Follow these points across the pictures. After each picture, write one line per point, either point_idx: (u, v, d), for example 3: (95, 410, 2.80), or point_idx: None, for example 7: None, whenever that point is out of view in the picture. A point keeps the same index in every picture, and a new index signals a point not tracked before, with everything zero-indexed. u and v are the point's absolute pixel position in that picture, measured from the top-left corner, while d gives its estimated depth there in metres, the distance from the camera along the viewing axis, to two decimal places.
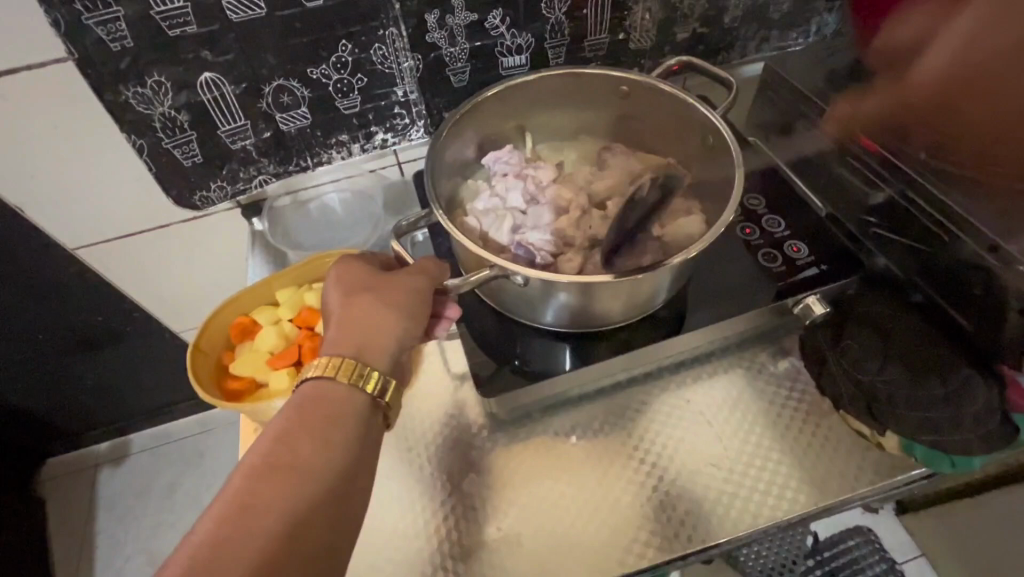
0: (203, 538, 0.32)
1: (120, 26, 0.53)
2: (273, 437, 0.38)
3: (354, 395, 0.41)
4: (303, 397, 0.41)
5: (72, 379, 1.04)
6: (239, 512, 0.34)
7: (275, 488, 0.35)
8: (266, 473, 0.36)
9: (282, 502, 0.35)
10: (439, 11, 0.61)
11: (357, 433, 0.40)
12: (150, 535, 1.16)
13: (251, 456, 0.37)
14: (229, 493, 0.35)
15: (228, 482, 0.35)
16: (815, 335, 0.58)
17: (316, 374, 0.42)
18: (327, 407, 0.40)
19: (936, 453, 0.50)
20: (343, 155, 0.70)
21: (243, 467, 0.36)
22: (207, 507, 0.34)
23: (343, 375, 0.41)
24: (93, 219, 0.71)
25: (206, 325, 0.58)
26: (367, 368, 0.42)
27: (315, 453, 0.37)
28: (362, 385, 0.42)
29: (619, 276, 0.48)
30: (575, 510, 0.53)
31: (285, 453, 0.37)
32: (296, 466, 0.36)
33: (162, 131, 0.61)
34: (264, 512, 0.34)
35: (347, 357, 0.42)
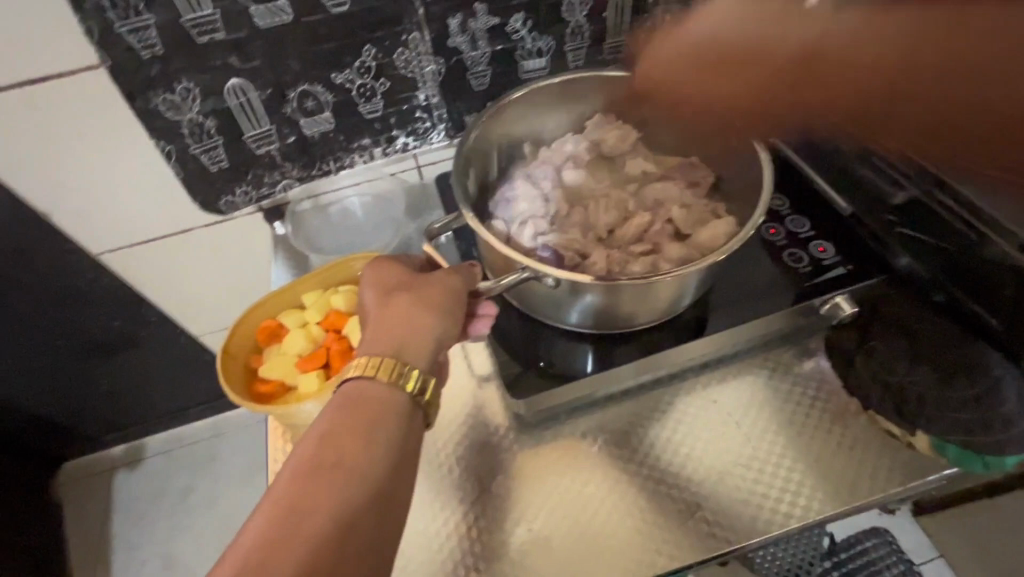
0: (257, 537, 0.33)
1: (151, 34, 0.54)
2: (318, 437, 0.38)
3: (394, 395, 0.41)
4: (343, 397, 0.41)
5: (92, 383, 1.05)
6: (288, 511, 0.34)
7: (322, 488, 0.35)
8: (312, 473, 0.36)
9: (330, 503, 0.35)
10: (462, 16, 0.61)
11: (398, 433, 0.40)
12: (169, 538, 1.17)
13: (296, 457, 0.37)
14: (277, 493, 0.35)
15: (276, 482, 0.36)
16: (841, 336, 0.60)
17: (357, 374, 0.42)
18: (368, 408, 0.40)
19: (969, 453, 0.50)
20: (366, 159, 0.71)
21: (289, 468, 0.37)
22: (257, 507, 0.35)
23: (382, 374, 0.42)
24: (118, 225, 0.71)
25: (236, 328, 0.59)
26: (406, 368, 0.43)
27: (358, 453, 0.38)
28: (402, 384, 0.42)
29: (649, 278, 0.48)
30: (604, 513, 0.53)
31: (329, 453, 0.37)
32: (342, 466, 0.37)
33: (189, 138, 0.62)
34: (314, 511, 0.34)
35: (386, 357, 0.43)
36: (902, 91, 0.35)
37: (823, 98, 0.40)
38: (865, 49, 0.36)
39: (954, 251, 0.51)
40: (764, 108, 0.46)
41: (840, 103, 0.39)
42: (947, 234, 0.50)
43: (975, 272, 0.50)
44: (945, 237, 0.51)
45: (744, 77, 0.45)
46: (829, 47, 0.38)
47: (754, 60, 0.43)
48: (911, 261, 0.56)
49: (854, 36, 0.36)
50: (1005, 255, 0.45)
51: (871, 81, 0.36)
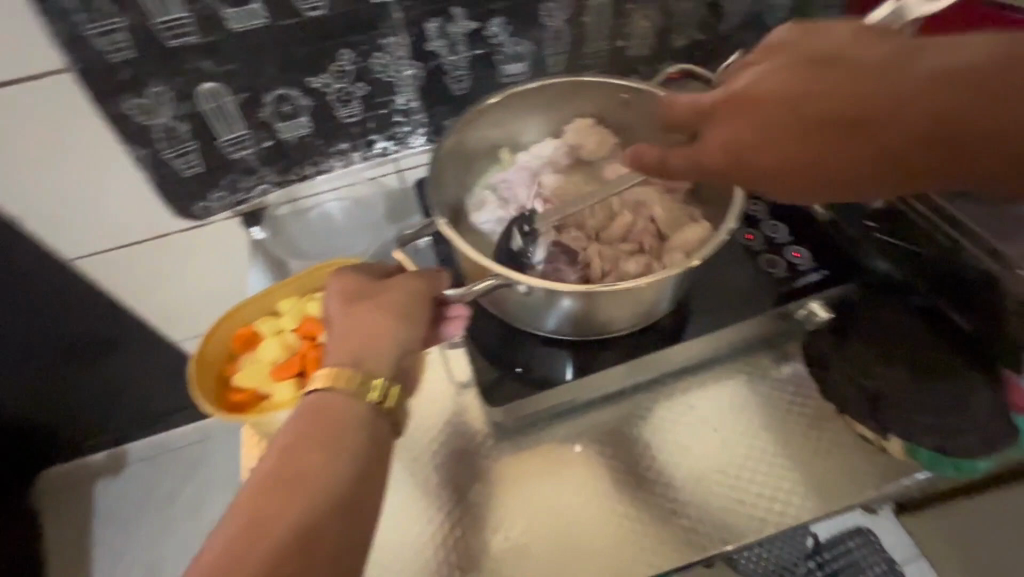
0: (216, 556, 0.32)
1: (121, 37, 0.53)
2: (279, 450, 0.38)
3: (358, 404, 0.41)
4: (306, 409, 0.41)
5: (69, 390, 1.03)
6: (246, 528, 0.33)
7: (282, 503, 0.35)
8: (272, 489, 0.35)
9: (291, 517, 0.34)
10: (440, 20, 0.61)
11: (362, 441, 0.40)
12: (149, 547, 1.15)
13: (257, 474, 0.37)
14: (237, 511, 0.35)
15: (236, 501, 0.35)
16: (817, 341, 0.58)
17: (318, 385, 0.41)
18: (330, 419, 0.40)
19: (941, 457, 0.51)
20: (345, 163, 0.70)
21: (249, 484, 0.36)
22: (217, 524, 0.34)
23: (342, 384, 0.41)
24: (90, 231, 0.70)
25: (210, 336, 0.58)
26: (370, 377, 0.42)
27: (320, 465, 0.37)
28: (366, 393, 0.41)
29: (621, 286, 0.48)
30: (582, 519, 0.53)
31: (290, 466, 0.37)
32: (303, 479, 0.36)
33: (162, 142, 0.61)
34: (276, 525, 0.34)
35: (345, 367, 0.42)
36: (943, 137, 0.36)
37: (837, 142, 0.37)
38: (860, 98, 0.37)
39: (928, 257, 0.53)
40: (814, 166, 0.38)
41: (865, 168, 0.37)
42: (921, 241, 0.53)
43: (948, 276, 0.52)
44: (919, 242, 0.53)
45: (762, 135, 0.39)
46: (820, 92, 0.38)
47: (847, 110, 0.37)
48: (889, 266, 0.57)
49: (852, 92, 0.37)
50: (976, 260, 0.49)
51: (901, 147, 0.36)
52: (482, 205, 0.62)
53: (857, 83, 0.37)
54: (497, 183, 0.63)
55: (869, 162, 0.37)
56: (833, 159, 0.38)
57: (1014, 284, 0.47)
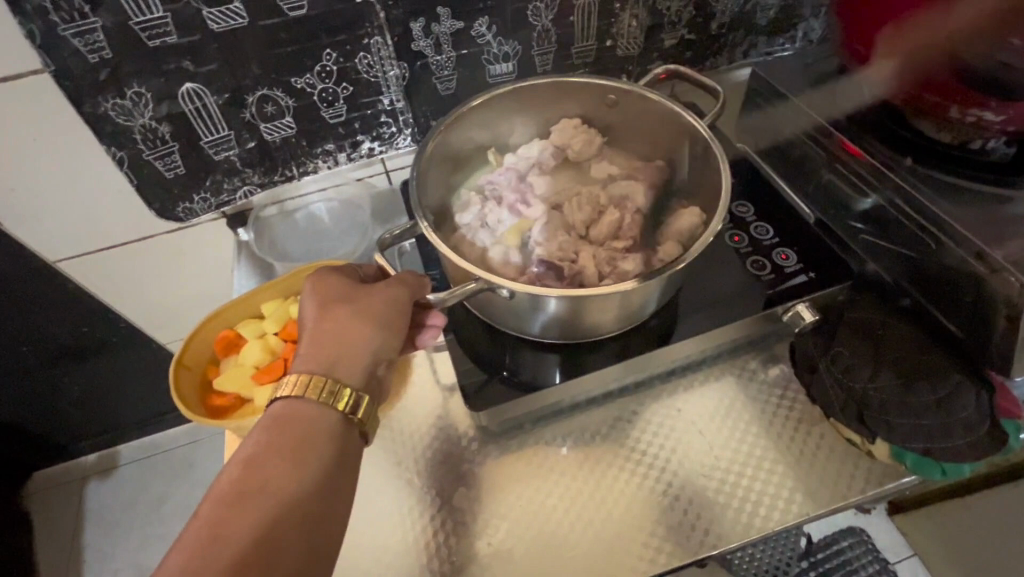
0: (173, 572, 0.32)
1: (99, 37, 0.52)
2: (243, 461, 0.37)
3: (326, 413, 0.41)
4: (273, 418, 0.40)
5: (57, 392, 1.03)
6: (206, 542, 0.33)
7: (243, 515, 0.34)
8: (235, 500, 0.35)
9: (251, 530, 0.34)
10: (425, 19, 0.60)
11: (328, 452, 0.39)
12: (138, 549, 1.14)
13: (219, 484, 0.36)
14: (197, 523, 0.34)
15: (197, 513, 0.35)
16: (806, 343, 0.58)
17: (286, 393, 0.41)
18: (298, 428, 0.39)
19: (928, 461, 0.50)
20: (330, 164, 0.70)
21: (211, 496, 0.35)
22: (177, 538, 0.33)
23: (312, 392, 0.41)
24: (73, 232, 0.69)
25: (190, 340, 0.57)
26: (340, 386, 0.42)
27: (284, 475, 0.37)
28: (335, 402, 0.41)
29: (603, 290, 0.47)
30: (566, 524, 0.52)
31: (254, 477, 0.36)
32: (266, 490, 0.36)
33: (143, 143, 0.60)
34: (236, 538, 0.33)
35: (316, 374, 0.42)
36: None
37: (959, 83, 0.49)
38: None
39: (916, 258, 0.54)
40: None
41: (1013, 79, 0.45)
42: (910, 242, 0.54)
43: (933, 277, 0.53)
44: (908, 244, 0.55)
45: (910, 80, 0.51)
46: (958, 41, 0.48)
47: None
48: (879, 267, 0.59)
49: None
50: (963, 262, 0.49)
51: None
52: (467, 206, 0.61)
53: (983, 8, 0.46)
54: (484, 185, 0.63)
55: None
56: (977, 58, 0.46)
57: (998, 285, 0.47)
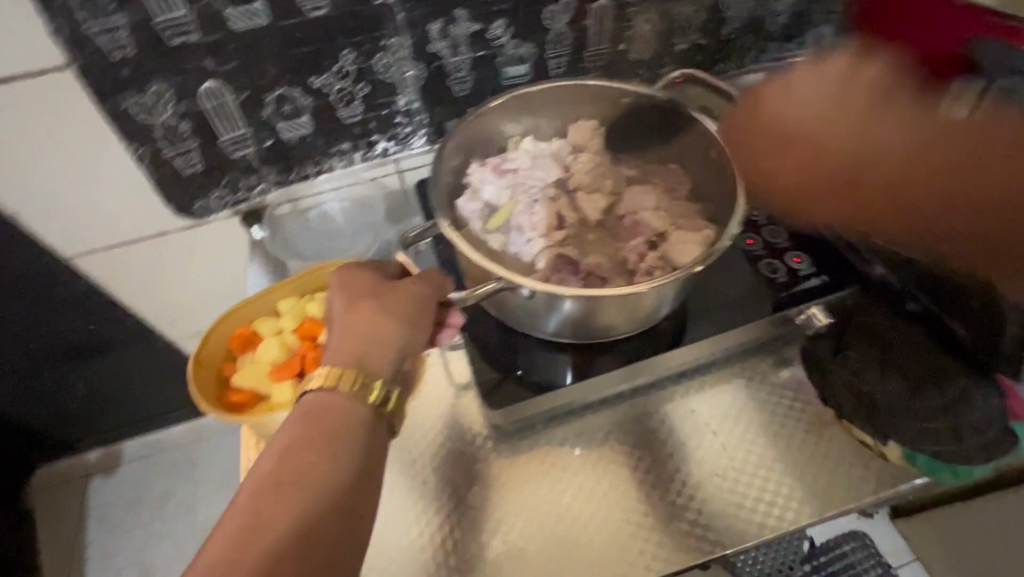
0: (214, 556, 0.32)
1: (122, 36, 0.53)
2: (278, 452, 0.38)
3: (356, 405, 0.41)
4: (304, 410, 0.40)
5: (65, 388, 1.03)
6: (244, 530, 0.33)
7: (279, 505, 0.35)
8: (271, 490, 0.36)
9: (286, 520, 0.34)
10: (442, 21, 0.61)
11: (360, 444, 0.40)
12: (142, 545, 1.15)
13: (257, 474, 0.37)
14: (236, 511, 0.35)
15: (234, 500, 0.36)
16: (817, 346, 0.58)
17: (318, 385, 0.41)
18: (329, 420, 0.40)
19: (939, 464, 0.51)
20: (344, 163, 0.71)
21: (248, 485, 0.36)
22: (216, 525, 0.34)
23: (343, 385, 0.41)
24: (89, 229, 0.70)
25: (208, 336, 0.58)
26: (370, 378, 0.42)
27: (320, 466, 0.37)
28: (365, 395, 0.41)
29: (624, 291, 0.48)
30: (581, 523, 0.53)
31: (288, 468, 0.37)
32: (299, 481, 0.36)
33: (162, 141, 0.61)
34: (273, 527, 0.34)
35: (348, 366, 0.42)
36: (876, 200, 0.43)
37: (870, 167, 0.44)
38: (881, 149, 0.44)
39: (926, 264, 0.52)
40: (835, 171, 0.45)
41: (865, 178, 0.44)
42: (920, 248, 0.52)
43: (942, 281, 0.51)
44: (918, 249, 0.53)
45: (790, 168, 0.47)
46: (945, 145, 0.42)
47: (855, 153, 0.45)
48: (886, 271, 0.56)
49: (841, 140, 0.46)
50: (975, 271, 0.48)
51: (954, 143, 0.42)
52: (468, 202, 0.60)
53: (882, 121, 0.45)
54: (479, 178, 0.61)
55: (931, 193, 0.41)
56: (883, 144, 0.44)
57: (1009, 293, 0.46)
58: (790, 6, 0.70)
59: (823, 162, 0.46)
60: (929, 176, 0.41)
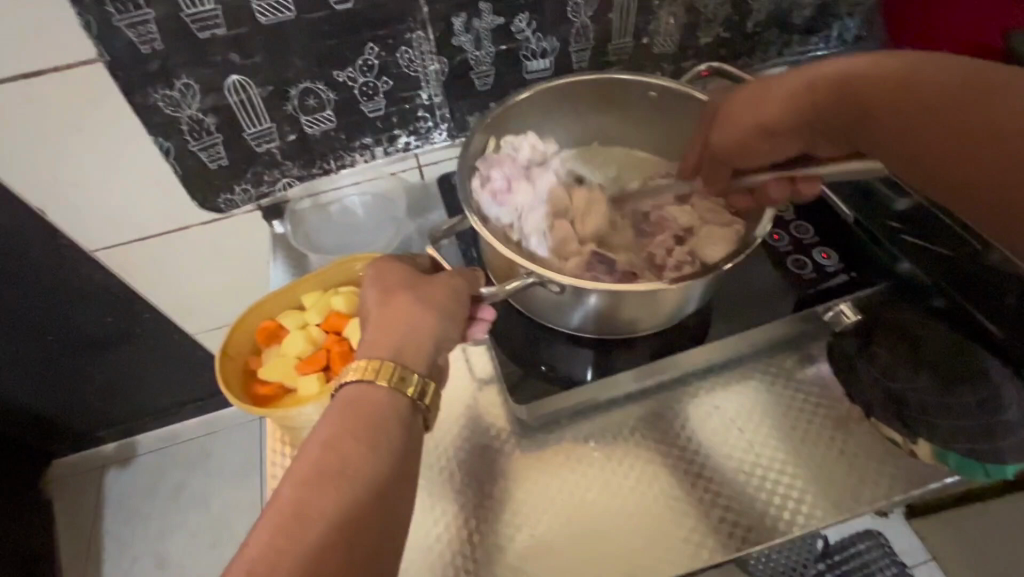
0: (262, 544, 0.32)
1: (151, 28, 0.53)
2: (321, 442, 0.38)
3: (395, 398, 0.41)
4: (344, 401, 0.40)
5: (85, 380, 1.04)
6: (291, 521, 0.33)
7: (324, 495, 0.35)
8: (316, 480, 0.35)
9: (332, 510, 0.34)
10: (466, 15, 0.61)
11: (400, 436, 0.40)
12: (161, 536, 1.16)
13: (298, 466, 0.36)
14: (281, 500, 0.34)
15: (278, 490, 0.35)
16: (844, 341, 0.58)
17: (357, 377, 0.41)
18: (370, 412, 0.40)
19: (971, 462, 0.49)
20: (366, 158, 0.70)
21: (291, 477, 0.36)
22: (261, 513, 0.34)
23: (382, 378, 0.41)
24: (114, 222, 0.70)
25: (235, 329, 0.58)
26: (408, 372, 0.42)
27: (362, 457, 0.37)
28: (403, 388, 0.41)
29: (654, 285, 0.48)
30: (607, 519, 0.53)
31: (332, 460, 0.37)
32: (343, 471, 0.36)
33: (189, 135, 0.61)
34: (320, 517, 0.34)
35: (385, 360, 0.42)
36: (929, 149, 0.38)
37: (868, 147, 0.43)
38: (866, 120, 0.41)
39: (955, 259, 0.54)
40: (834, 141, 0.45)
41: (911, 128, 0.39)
42: (949, 243, 0.53)
43: (974, 277, 0.52)
44: (949, 245, 0.54)
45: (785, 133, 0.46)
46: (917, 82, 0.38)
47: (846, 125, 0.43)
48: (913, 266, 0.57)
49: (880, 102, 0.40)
50: (1007, 262, 0.49)
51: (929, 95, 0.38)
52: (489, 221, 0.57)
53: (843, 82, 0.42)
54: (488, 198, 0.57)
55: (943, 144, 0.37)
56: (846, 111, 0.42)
57: None
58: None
59: (827, 110, 0.43)
60: (928, 121, 0.38)
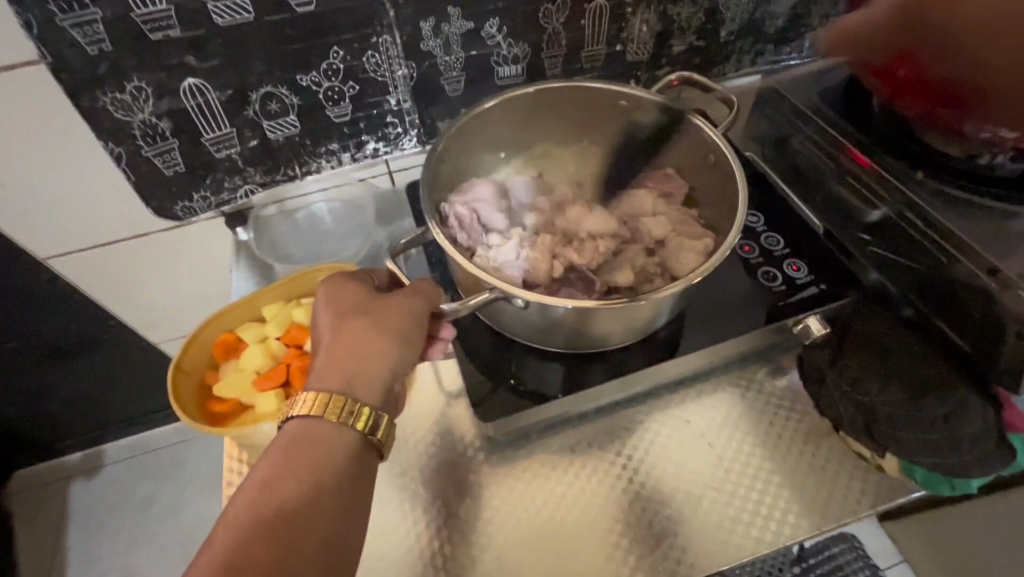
0: None
1: (98, 29, 0.50)
2: (260, 482, 0.37)
3: (343, 433, 0.40)
4: (290, 437, 0.40)
5: (43, 390, 1.00)
6: (220, 570, 0.33)
7: (259, 541, 0.34)
8: (252, 526, 0.35)
9: (266, 558, 0.34)
10: (435, 19, 0.59)
11: (347, 473, 0.39)
12: (124, 551, 1.12)
13: (236, 508, 0.36)
14: (214, 546, 0.34)
15: (212, 534, 0.35)
16: (815, 355, 0.57)
17: (304, 411, 0.40)
18: (315, 449, 0.39)
19: (937, 476, 0.50)
20: (333, 164, 0.68)
21: (226, 520, 0.35)
22: (194, 560, 0.34)
23: (331, 412, 0.40)
24: (67, 229, 0.67)
25: (190, 342, 0.56)
26: (358, 405, 0.41)
27: (303, 499, 0.37)
28: (353, 423, 0.40)
29: (619, 302, 0.47)
30: (576, 538, 0.52)
31: (269, 504, 0.36)
32: (282, 515, 0.36)
33: (142, 140, 0.59)
34: (254, 565, 0.34)
35: (335, 393, 0.41)
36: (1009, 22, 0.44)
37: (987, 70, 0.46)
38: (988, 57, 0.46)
39: (926, 273, 0.54)
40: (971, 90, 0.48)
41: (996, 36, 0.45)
42: (920, 257, 0.54)
43: (941, 292, 0.53)
44: (918, 258, 0.54)
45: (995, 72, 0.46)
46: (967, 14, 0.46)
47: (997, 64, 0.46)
48: (881, 276, 0.59)
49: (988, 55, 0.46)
50: (972, 276, 0.50)
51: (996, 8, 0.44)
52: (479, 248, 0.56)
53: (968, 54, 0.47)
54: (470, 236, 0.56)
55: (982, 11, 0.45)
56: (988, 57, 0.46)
57: (1011, 301, 0.47)
58: (788, 9, 0.69)
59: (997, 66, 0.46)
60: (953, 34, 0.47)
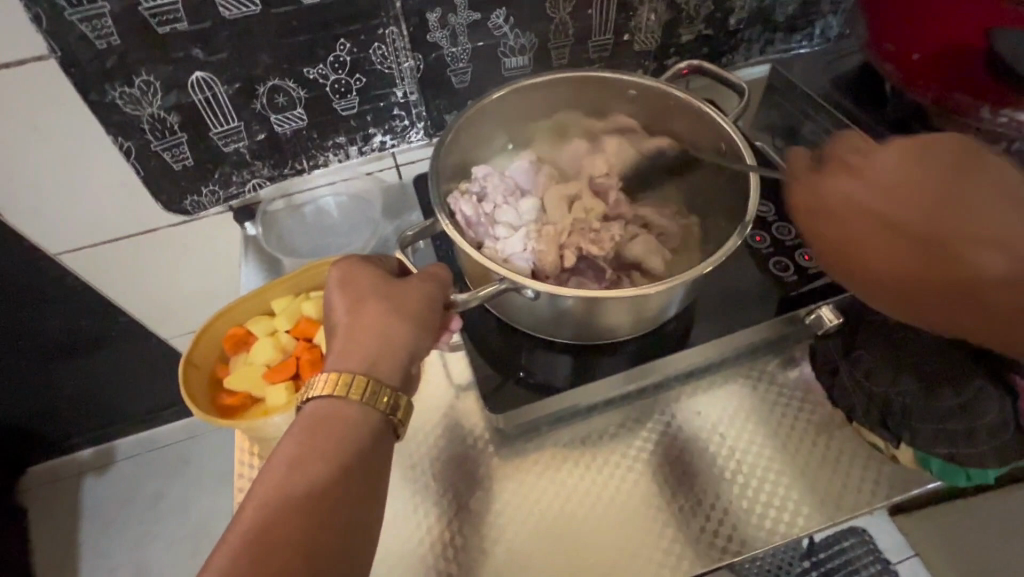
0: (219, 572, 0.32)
1: (107, 23, 0.51)
2: (285, 462, 0.37)
3: (365, 413, 0.40)
4: (313, 418, 0.40)
5: (55, 386, 1.01)
6: (249, 548, 0.33)
7: (286, 519, 0.34)
8: (279, 503, 0.35)
9: (295, 535, 0.34)
10: (441, 10, 0.59)
11: (369, 453, 0.39)
12: (137, 545, 1.13)
13: (262, 488, 0.36)
14: (242, 524, 0.34)
15: (240, 513, 0.35)
16: (827, 344, 0.57)
17: (326, 393, 0.40)
18: (337, 429, 0.39)
19: (952, 467, 0.49)
20: (340, 158, 0.68)
21: (254, 499, 0.35)
22: (222, 539, 0.34)
23: (355, 393, 0.40)
24: (77, 224, 0.68)
25: (200, 335, 0.56)
26: (379, 386, 0.41)
27: (329, 477, 0.37)
28: (375, 403, 0.41)
29: (630, 291, 0.46)
30: (586, 530, 0.51)
31: (295, 482, 0.36)
32: (308, 493, 0.36)
33: (151, 134, 0.59)
34: (283, 542, 0.34)
35: (356, 374, 0.41)
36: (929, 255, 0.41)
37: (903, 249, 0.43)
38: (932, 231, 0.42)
39: None
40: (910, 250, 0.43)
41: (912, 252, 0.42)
42: None
43: None
44: None
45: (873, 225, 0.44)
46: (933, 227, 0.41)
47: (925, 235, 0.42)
48: None
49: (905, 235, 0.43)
50: None
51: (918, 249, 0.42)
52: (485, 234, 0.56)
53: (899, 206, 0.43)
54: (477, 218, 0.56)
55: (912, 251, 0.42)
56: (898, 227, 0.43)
57: None
58: None
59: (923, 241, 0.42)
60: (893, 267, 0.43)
